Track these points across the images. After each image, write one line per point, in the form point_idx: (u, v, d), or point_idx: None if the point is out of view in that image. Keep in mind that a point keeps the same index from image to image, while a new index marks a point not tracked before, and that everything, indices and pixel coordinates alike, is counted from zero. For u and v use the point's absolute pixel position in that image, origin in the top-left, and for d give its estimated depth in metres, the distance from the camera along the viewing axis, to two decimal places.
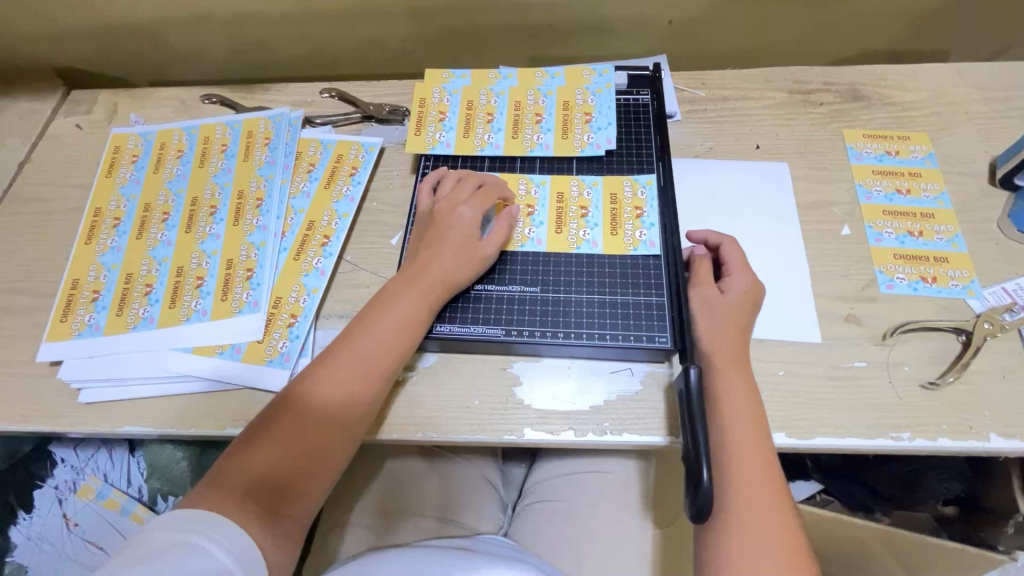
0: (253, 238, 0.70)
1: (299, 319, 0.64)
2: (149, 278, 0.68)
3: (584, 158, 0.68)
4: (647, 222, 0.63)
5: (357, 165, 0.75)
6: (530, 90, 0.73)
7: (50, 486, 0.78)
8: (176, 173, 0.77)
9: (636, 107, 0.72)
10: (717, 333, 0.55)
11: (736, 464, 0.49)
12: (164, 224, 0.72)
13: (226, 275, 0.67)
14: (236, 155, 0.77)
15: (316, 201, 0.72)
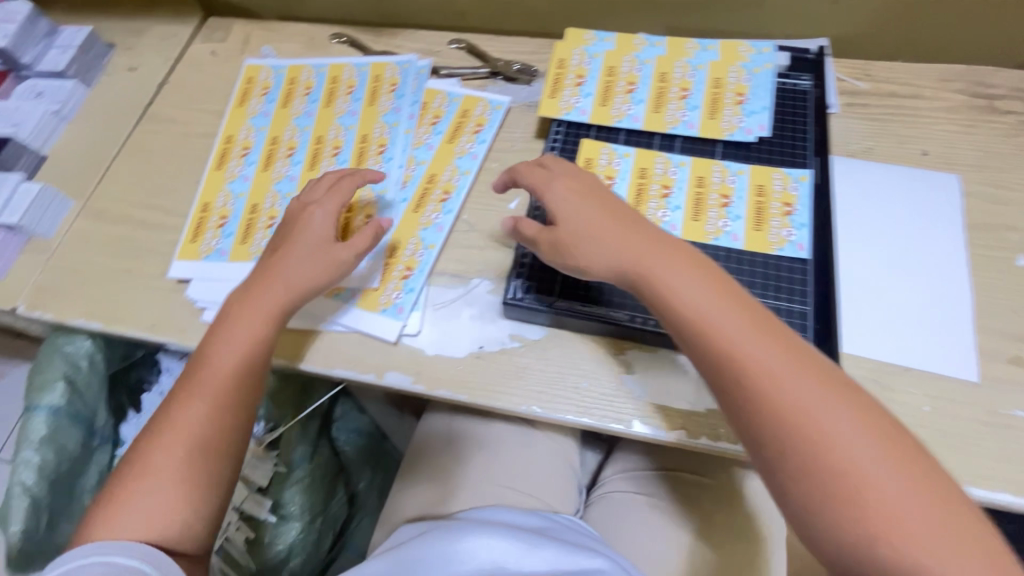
0: (374, 185, 0.69)
1: (413, 273, 0.63)
2: (271, 211, 0.70)
3: (731, 143, 0.63)
4: (798, 222, 0.57)
5: (482, 123, 0.73)
6: (678, 62, 0.68)
7: (157, 393, 0.83)
8: (303, 110, 0.77)
9: (794, 93, 0.65)
10: (725, 333, 0.43)
11: (824, 456, 0.39)
12: (289, 159, 0.73)
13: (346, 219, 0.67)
14: (362, 99, 0.77)
15: (438, 155, 0.71)
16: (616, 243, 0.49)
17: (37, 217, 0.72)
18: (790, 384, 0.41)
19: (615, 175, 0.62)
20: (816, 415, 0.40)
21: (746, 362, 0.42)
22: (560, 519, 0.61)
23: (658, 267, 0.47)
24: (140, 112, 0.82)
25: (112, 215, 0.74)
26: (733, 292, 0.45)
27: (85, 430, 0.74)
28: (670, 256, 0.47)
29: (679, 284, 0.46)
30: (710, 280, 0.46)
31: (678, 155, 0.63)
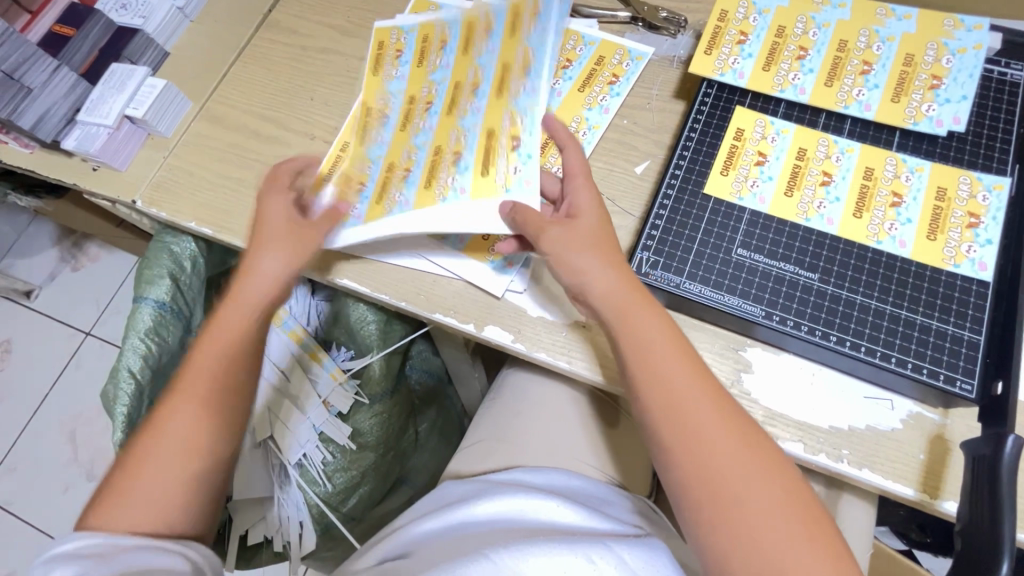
0: (523, 114, 0.60)
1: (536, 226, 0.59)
2: (408, 164, 0.63)
3: (911, 133, 0.54)
4: (984, 237, 0.50)
5: (619, 73, 0.66)
6: (865, 30, 0.58)
7: None
8: (440, 63, 0.67)
9: (1002, 86, 0.55)
10: (661, 369, 0.46)
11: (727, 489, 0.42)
12: (427, 112, 0.65)
13: (490, 146, 0.60)
14: (502, 35, 0.65)
15: (567, 103, 0.65)
16: (592, 267, 0.50)
17: (159, 114, 0.72)
18: (701, 433, 0.44)
19: (768, 152, 0.56)
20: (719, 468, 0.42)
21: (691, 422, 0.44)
22: (625, 496, 0.61)
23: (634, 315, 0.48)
24: (261, 18, 0.80)
25: (228, 121, 0.74)
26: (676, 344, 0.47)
27: (184, 326, 0.76)
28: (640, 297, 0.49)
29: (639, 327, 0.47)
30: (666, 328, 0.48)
31: (845, 139, 0.55)
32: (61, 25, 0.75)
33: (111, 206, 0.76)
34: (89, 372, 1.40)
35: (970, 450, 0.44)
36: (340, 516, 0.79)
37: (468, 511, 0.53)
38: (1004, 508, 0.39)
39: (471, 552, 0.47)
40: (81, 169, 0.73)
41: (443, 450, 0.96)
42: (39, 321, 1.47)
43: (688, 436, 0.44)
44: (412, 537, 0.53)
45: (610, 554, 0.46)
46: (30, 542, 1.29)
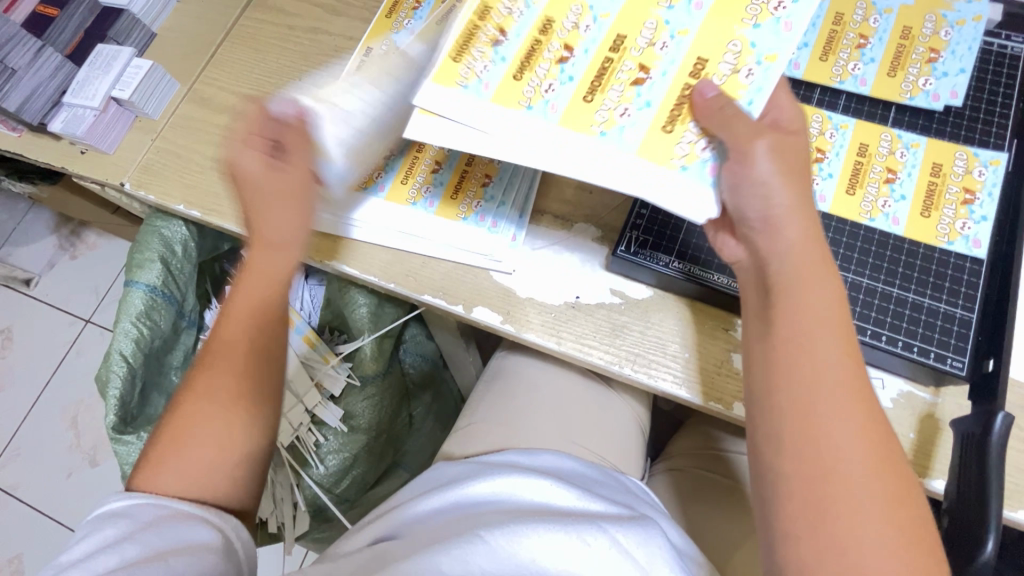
0: (677, 43, 0.45)
1: (653, 78, 0.45)
2: (506, 20, 0.46)
3: (907, 109, 0.53)
4: (979, 213, 0.49)
5: None
6: (862, 2, 0.56)
7: None
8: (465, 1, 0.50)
9: (1001, 59, 0.54)
10: (813, 320, 0.38)
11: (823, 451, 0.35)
12: (562, 61, 0.46)
13: (680, 100, 0.44)
14: None
15: None
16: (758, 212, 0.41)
17: (146, 96, 0.71)
18: (821, 412, 0.36)
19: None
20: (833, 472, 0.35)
21: (825, 424, 0.36)
22: (617, 477, 0.60)
23: (802, 294, 0.39)
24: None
25: (216, 102, 0.73)
26: (844, 335, 0.38)
27: (174, 310, 0.76)
28: (824, 269, 0.40)
29: (805, 301, 0.39)
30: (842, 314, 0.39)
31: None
32: (46, 6, 0.74)
33: (101, 190, 0.76)
34: (89, 359, 1.41)
35: (959, 429, 0.43)
36: (334, 498, 0.79)
37: (461, 490, 0.53)
38: (992, 488, 0.39)
39: (462, 533, 0.47)
40: (69, 152, 0.73)
41: (436, 434, 0.97)
42: (39, 309, 1.47)
43: (811, 428, 0.36)
44: (403, 517, 0.54)
45: (602, 535, 0.46)
46: (35, 526, 1.31)
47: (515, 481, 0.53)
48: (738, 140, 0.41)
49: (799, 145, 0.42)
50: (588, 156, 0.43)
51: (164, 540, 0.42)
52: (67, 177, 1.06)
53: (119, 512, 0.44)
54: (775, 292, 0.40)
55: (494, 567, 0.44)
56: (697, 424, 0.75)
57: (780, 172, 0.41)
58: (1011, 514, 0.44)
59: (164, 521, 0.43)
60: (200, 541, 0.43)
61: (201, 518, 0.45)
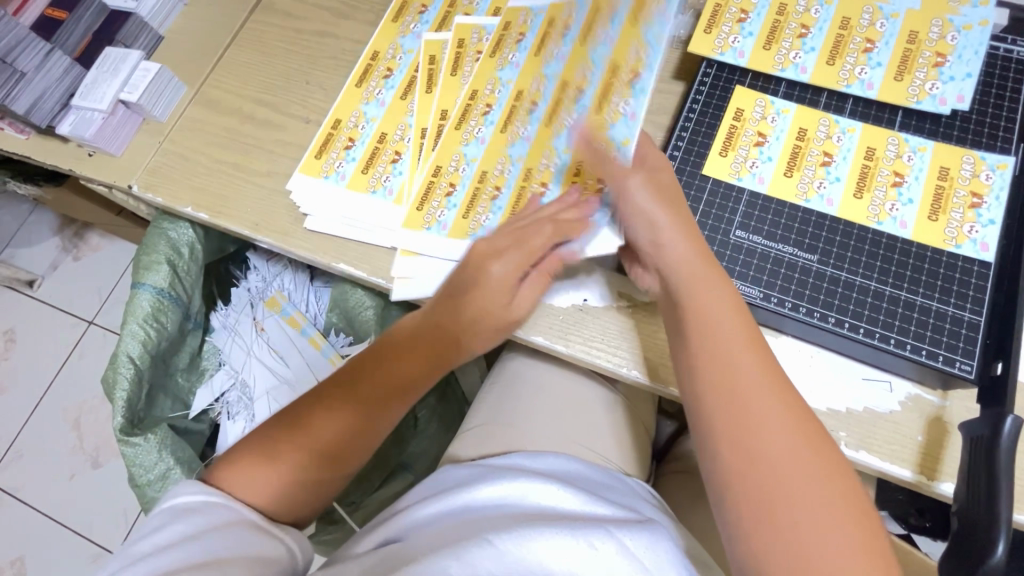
0: (562, 159, 0.57)
1: (549, 188, 0.57)
2: (455, 176, 0.61)
3: (914, 112, 0.54)
4: (986, 217, 0.49)
5: (640, 68, 0.53)
6: (868, 7, 0.56)
7: (244, 289, 0.85)
8: (475, 134, 0.62)
9: (1007, 63, 0.54)
10: (716, 327, 0.44)
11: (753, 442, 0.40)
12: (539, 200, 0.56)
13: (576, 193, 0.54)
14: (542, 118, 0.60)
15: (535, 140, 0.59)
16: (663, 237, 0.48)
17: (153, 99, 0.71)
18: (748, 410, 0.41)
19: (585, 81, 0.56)
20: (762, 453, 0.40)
21: (748, 417, 0.41)
22: (624, 481, 0.60)
23: (700, 302, 0.46)
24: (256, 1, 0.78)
25: (223, 105, 0.73)
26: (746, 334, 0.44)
27: (181, 313, 0.76)
28: (717, 278, 0.47)
29: (709, 314, 0.45)
30: (741, 317, 0.45)
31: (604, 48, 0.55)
32: (54, 8, 0.74)
33: (108, 192, 0.76)
34: (91, 361, 1.41)
35: (968, 431, 0.43)
36: (339, 499, 0.80)
37: (469, 493, 0.54)
38: (1001, 490, 0.40)
39: (471, 536, 0.47)
40: (77, 154, 0.73)
41: (443, 436, 0.95)
42: (42, 310, 1.48)
43: (737, 425, 0.41)
44: (412, 520, 0.54)
45: (611, 539, 0.46)
46: (36, 527, 1.30)
47: (524, 486, 0.53)
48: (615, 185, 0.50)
49: (669, 177, 0.51)
50: (510, 255, 0.54)
51: (235, 543, 0.43)
52: (73, 179, 1.07)
53: (189, 508, 0.45)
54: (682, 311, 0.46)
55: (504, 571, 0.44)
56: None
57: (655, 198, 0.49)
58: (1017, 517, 0.44)
59: (231, 525, 0.44)
60: (263, 550, 0.44)
61: (265, 530, 0.46)
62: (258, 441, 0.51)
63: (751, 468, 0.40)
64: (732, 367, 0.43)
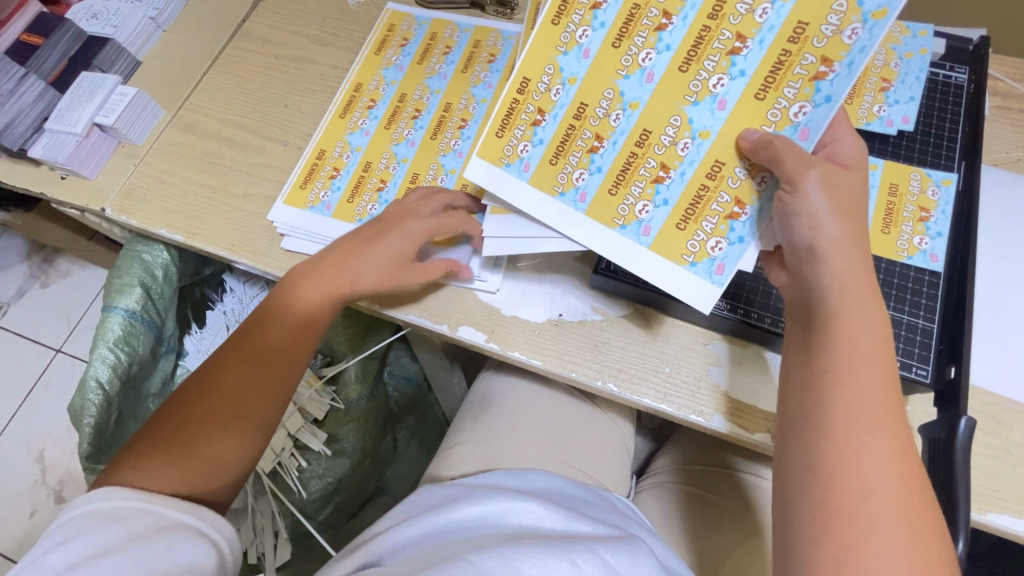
0: (698, 144, 0.47)
1: (745, 215, 0.47)
2: (605, 127, 0.50)
3: (865, 134, 0.57)
4: (934, 230, 0.52)
5: (745, 31, 0.45)
6: None
7: (220, 312, 0.85)
8: (644, 63, 0.48)
9: (945, 87, 0.58)
10: (857, 353, 0.39)
11: (855, 477, 0.36)
12: (654, 187, 0.49)
13: (699, 194, 0.48)
14: (674, 50, 0.47)
15: (702, 107, 0.47)
16: (831, 239, 0.41)
17: (130, 123, 0.71)
18: (867, 447, 0.37)
19: (836, 57, 0.43)
20: (862, 481, 0.36)
21: (858, 450, 0.37)
22: (604, 497, 0.61)
23: (848, 322, 0.40)
24: (234, 28, 0.79)
25: (200, 129, 0.73)
26: (886, 371, 0.39)
27: (154, 335, 0.75)
28: (873, 304, 0.41)
29: (851, 332, 0.40)
30: (886, 349, 0.40)
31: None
32: (30, 35, 0.75)
33: (81, 216, 0.76)
34: (57, 391, 1.36)
35: (927, 434, 0.45)
36: (316, 523, 0.79)
37: (448, 514, 0.53)
38: (958, 493, 0.41)
39: (451, 559, 0.46)
40: (48, 177, 0.73)
41: (420, 457, 0.97)
42: (8, 339, 1.43)
43: (844, 447, 0.37)
44: (389, 542, 0.53)
45: (594, 557, 0.46)
46: None
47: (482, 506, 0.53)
48: (792, 173, 0.41)
49: (854, 181, 0.42)
50: (603, 245, 0.50)
51: (164, 551, 0.41)
52: (44, 204, 1.05)
53: (110, 518, 0.43)
54: (824, 321, 0.41)
55: None
56: (677, 438, 0.78)
57: (834, 205, 0.41)
58: (978, 517, 0.46)
59: (159, 533, 0.43)
60: (194, 556, 0.43)
61: (198, 532, 0.45)
62: (204, 416, 0.52)
63: (843, 496, 0.36)
64: (860, 394, 0.38)
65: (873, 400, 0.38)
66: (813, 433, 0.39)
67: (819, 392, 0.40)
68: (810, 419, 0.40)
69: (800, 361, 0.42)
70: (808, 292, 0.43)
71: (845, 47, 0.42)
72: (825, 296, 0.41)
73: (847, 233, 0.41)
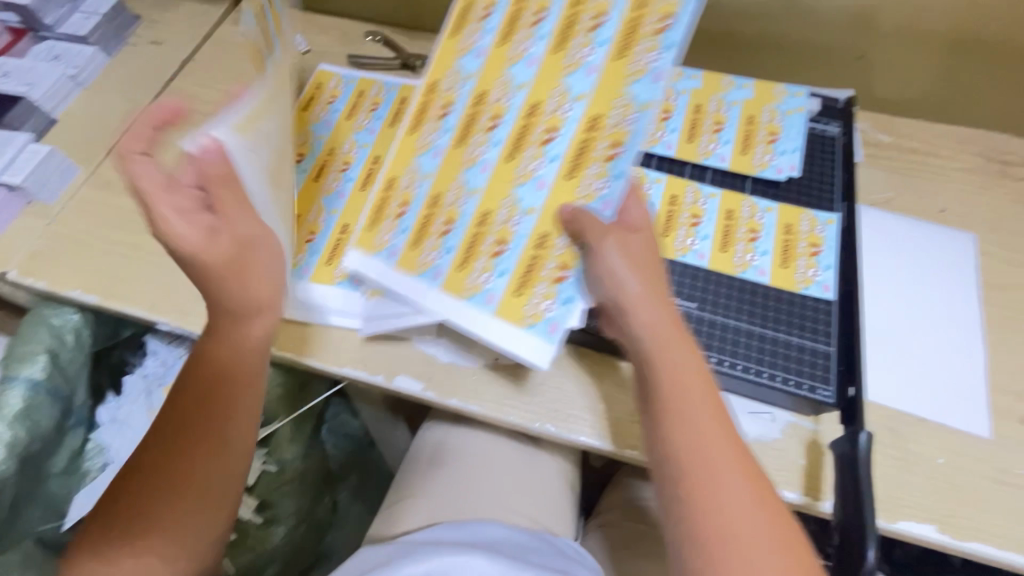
0: (526, 219, 0.53)
1: (570, 275, 0.51)
2: (453, 211, 0.55)
3: (760, 180, 0.64)
4: (825, 263, 0.58)
5: (556, 123, 0.54)
6: (714, 96, 0.68)
7: (139, 377, 0.78)
8: (480, 158, 0.56)
9: (822, 139, 0.67)
10: (680, 384, 0.47)
11: (709, 492, 0.43)
12: (495, 258, 0.53)
13: (531, 263, 0.52)
14: (503, 145, 0.56)
15: (538, 186, 0.53)
16: (636, 292, 0.49)
17: (40, 184, 0.69)
18: (712, 464, 0.43)
19: (623, 141, 0.52)
20: (715, 495, 0.42)
21: (705, 468, 0.43)
22: (548, 541, 0.61)
23: (668, 358, 0.48)
24: (161, 87, 0.79)
25: (121, 187, 0.71)
26: (707, 392, 0.47)
27: (60, 407, 0.69)
28: (679, 339, 0.49)
29: (671, 367, 0.47)
30: (702, 378, 0.47)
31: (646, 94, 0.51)
32: None
33: None
34: None
35: (836, 450, 0.49)
36: None
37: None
38: (865, 504, 0.44)
39: None
40: None
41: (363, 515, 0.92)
42: None
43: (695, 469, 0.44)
44: None
45: None
46: None
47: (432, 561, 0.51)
48: (593, 240, 0.50)
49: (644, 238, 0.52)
50: (457, 311, 0.53)
51: None
52: None
53: None
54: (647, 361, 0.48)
55: None
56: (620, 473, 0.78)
57: (630, 262, 0.49)
58: (886, 524, 0.49)
59: None
60: None
61: None
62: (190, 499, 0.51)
63: (706, 514, 0.42)
64: (693, 419, 0.45)
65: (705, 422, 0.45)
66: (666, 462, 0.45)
67: (667, 436, 0.46)
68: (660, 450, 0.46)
69: (642, 405, 0.49)
70: (630, 342, 0.50)
71: (627, 134, 0.51)
72: (641, 341, 0.49)
73: (646, 282, 0.50)
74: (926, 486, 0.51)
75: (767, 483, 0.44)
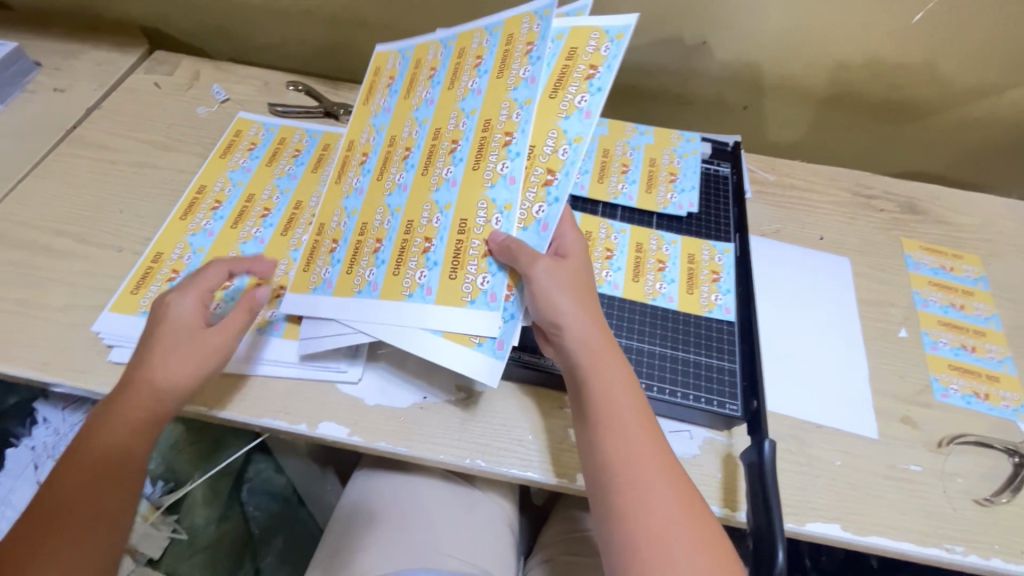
0: (446, 216, 0.56)
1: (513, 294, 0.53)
2: (381, 231, 0.59)
3: (665, 216, 0.70)
4: (724, 287, 0.64)
5: (458, 137, 0.59)
6: (619, 141, 0.75)
7: (27, 449, 0.70)
8: (399, 182, 0.61)
9: (715, 178, 0.74)
10: (616, 403, 0.49)
11: (643, 513, 0.45)
12: (424, 257, 0.55)
13: (456, 249, 0.54)
14: (417, 167, 0.60)
15: (464, 188, 0.56)
16: (568, 313, 0.51)
17: None
18: (645, 483, 0.46)
19: (556, 169, 0.55)
20: (650, 515, 0.44)
21: (637, 488, 0.46)
22: None
23: (600, 374, 0.50)
24: (62, 135, 0.75)
25: (10, 238, 0.66)
26: (638, 410, 0.49)
27: None
28: (613, 356, 0.51)
29: (603, 385, 0.49)
30: (636, 392, 0.50)
31: (575, 127, 0.55)
32: None
33: None
34: None
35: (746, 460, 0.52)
36: None
37: None
38: (773, 509, 0.48)
39: None
40: None
41: None
42: None
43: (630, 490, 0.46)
44: None
45: None
46: None
47: None
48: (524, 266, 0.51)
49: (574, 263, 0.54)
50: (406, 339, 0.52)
51: None
52: None
53: None
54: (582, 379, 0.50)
55: None
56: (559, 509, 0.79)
57: (563, 286, 0.51)
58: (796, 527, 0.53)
59: None
60: None
61: None
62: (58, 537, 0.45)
63: (644, 535, 0.44)
64: (627, 438, 0.48)
65: (637, 440, 0.48)
66: (605, 483, 0.47)
67: (599, 445, 0.48)
68: (597, 470, 0.48)
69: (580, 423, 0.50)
70: (568, 362, 0.51)
71: (559, 161, 0.54)
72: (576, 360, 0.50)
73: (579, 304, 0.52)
74: (829, 488, 0.55)
75: (692, 488, 0.47)
